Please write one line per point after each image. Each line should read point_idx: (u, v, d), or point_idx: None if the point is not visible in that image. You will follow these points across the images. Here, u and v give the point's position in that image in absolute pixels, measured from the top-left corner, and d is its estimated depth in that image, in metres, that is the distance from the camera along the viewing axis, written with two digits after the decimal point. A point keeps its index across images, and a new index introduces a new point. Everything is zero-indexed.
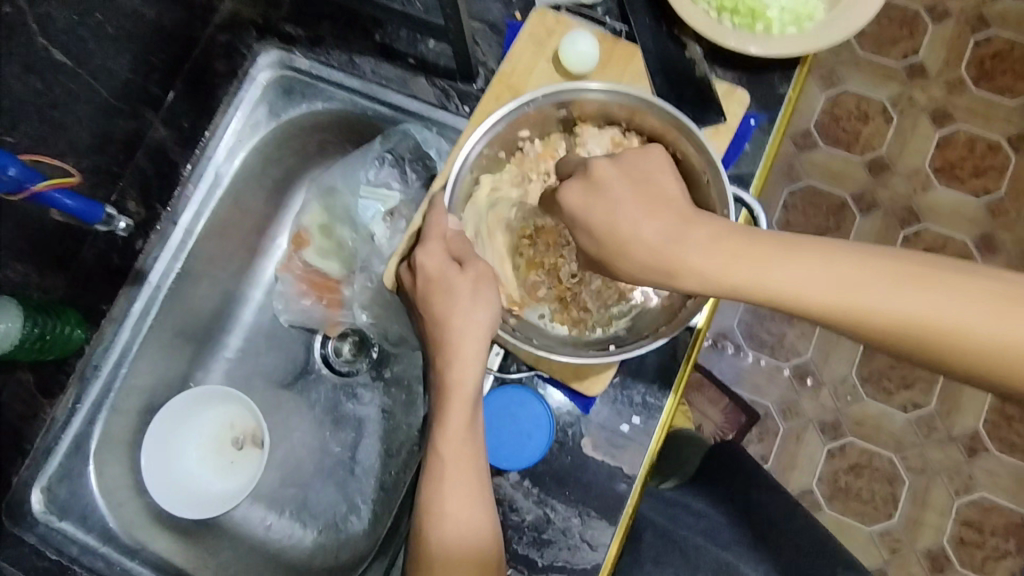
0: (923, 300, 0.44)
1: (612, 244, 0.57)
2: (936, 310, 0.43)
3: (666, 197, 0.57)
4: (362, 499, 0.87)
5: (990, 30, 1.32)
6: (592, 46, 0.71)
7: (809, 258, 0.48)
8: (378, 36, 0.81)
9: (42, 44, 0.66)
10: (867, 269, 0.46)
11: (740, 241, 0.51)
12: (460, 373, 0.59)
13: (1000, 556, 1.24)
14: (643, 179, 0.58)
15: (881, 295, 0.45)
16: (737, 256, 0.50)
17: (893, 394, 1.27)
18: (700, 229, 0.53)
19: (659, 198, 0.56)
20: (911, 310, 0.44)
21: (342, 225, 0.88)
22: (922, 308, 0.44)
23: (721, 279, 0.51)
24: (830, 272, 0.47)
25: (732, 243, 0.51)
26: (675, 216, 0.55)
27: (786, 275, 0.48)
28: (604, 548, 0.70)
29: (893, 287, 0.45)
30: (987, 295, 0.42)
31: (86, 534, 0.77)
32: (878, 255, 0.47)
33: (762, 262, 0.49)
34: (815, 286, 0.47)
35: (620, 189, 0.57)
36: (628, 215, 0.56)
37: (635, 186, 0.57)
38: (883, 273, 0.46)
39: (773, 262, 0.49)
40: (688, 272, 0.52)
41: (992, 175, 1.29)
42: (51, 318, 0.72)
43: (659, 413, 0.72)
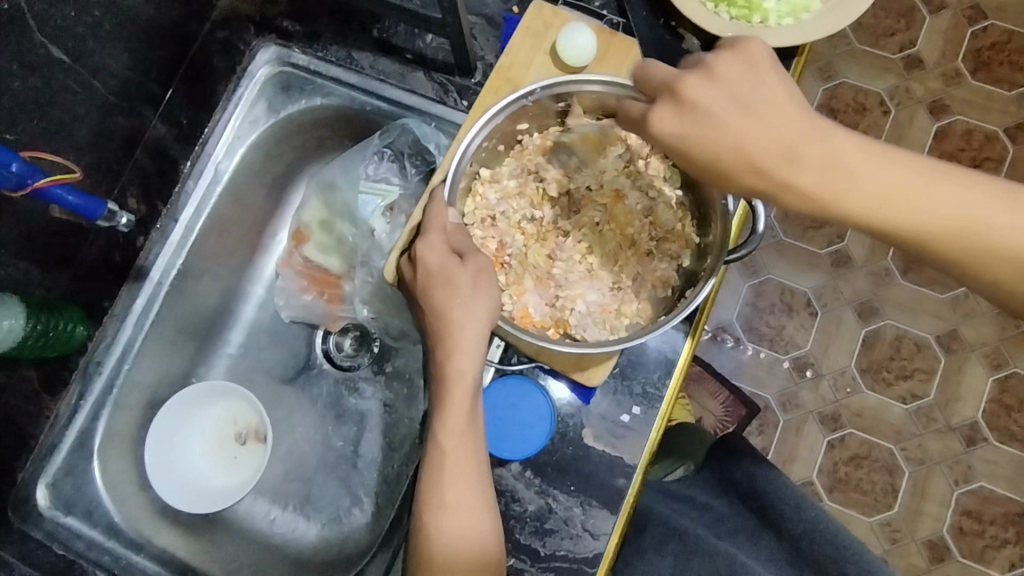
0: (981, 211, 0.50)
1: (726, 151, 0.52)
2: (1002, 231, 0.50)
3: (782, 104, 0.51)
4: (365, 492, 0.88)
5: (986, 22, 1.32)
6: (589, 39, 0.72)
7: (889, 173, 0.50)
8: (376, 31, 0.82)
9: (42, 41, 0.66)
10: (957, 186, 0.50)
11: (845, 159, 0.50)
12: (459, 364, 0.60)
13: (1000, 544, 1.25)
14: (754, 83, 0.51)
15: (962, 206, 0.50)
16: (854, 177, 0.50)
17: (892, 385, 1.28)
18: (831, 148, 0.50)
19: (769, 106, 0.51)
20: (971, 220, 0.50)
21: (342, 221, 0.88)
22: (991, 218, 0.50)
23: (841, 199, 0.50)
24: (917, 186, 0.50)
25: (839, 162, 0.50)
26: (793, 124, 0.51)
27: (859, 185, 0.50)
28: (605, 538, 0.71)
29: (972, 201, 0.50)
30: (998, 201, 0.50)
31: (92, 529, 0.77)
32: (949, 174, 0.51)
33: (895, 187, 0.50)
34: (927, 206, 0.50)
35: (729, 98, 0.51)
36: (752, 129, 0.51)
37: (741, 90, 0.52)
38: (951, 186, 0.50)
39: (871, 176, 0.50)
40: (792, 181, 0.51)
41: (989, 166, 1.30)
42: (54, 316, 0.73)
43: (659, 403, 0.72)
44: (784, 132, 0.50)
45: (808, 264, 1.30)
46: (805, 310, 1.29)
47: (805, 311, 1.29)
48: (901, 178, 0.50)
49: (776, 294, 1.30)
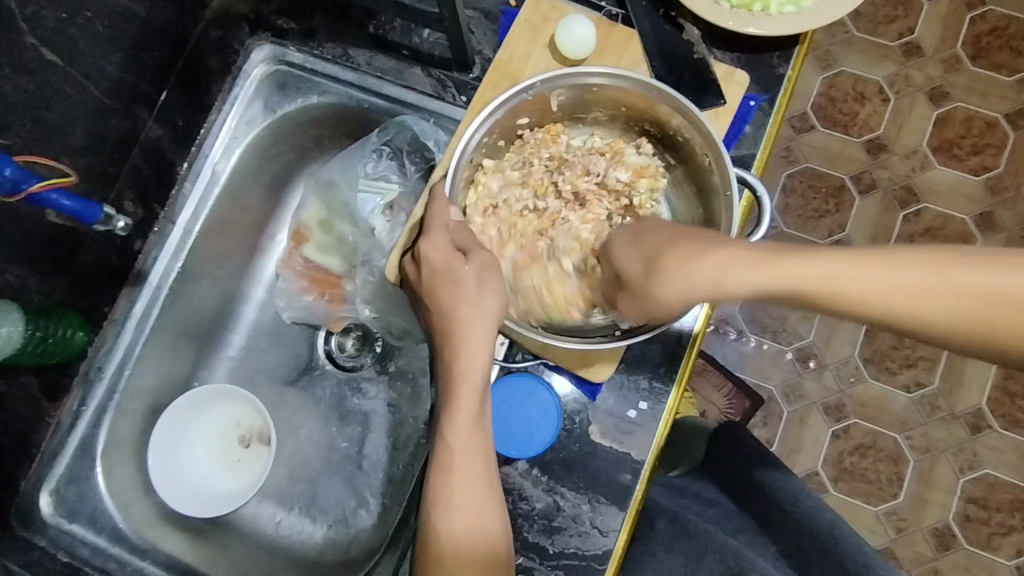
0: (907, 296, 0.40)
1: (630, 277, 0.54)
2: (945, 305, 0.40)
3: (682, 243, 0.51)
4: (370, 493, 0.87)
5: (985, 7, 1.31)
6: (589, 31, 0.71)
7: (794, 264, 0.44)
8: (372, 27, 0.80)
9: (32, 43, 0.65)
10: (885, 269, 0.41)
11: (729, 259, 0.47)
12: (469, 362, 0.59)
13: (1006, 531, 1.25)
14: (668, 233, 0.53)
15: (883, 287, 0.41)
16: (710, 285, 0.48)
17: (896, 374, 1.28)
18: (707, 255, 0.48)
19: (682, 239, 0.51)
20: (899, 306, 0.41)
21: (342, 221, 0.87)
22: (922, 305, 0.40)
23: (726, 294, 0.47)
24: (827, 271, 0.43)
25: (736, 265, 0.47)
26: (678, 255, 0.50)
27: (758, 281, 0.45)
28: (614, 534, 0.71)
29: (896, 287, 0.41)
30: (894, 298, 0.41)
31: (96, 536, 0.77)
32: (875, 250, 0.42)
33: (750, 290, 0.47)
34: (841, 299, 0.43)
35: (638, 255, 0.54)
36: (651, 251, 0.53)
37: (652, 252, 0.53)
38: (885, 272, 0.41)
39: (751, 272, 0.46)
40: (663, 298, 0.51)
41: (991, 153, 1.29)
42: (52, 322, 0.72)
43: (665, 398, 0.72)
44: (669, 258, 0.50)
45: None
46: None
47: None
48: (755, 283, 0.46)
49: None
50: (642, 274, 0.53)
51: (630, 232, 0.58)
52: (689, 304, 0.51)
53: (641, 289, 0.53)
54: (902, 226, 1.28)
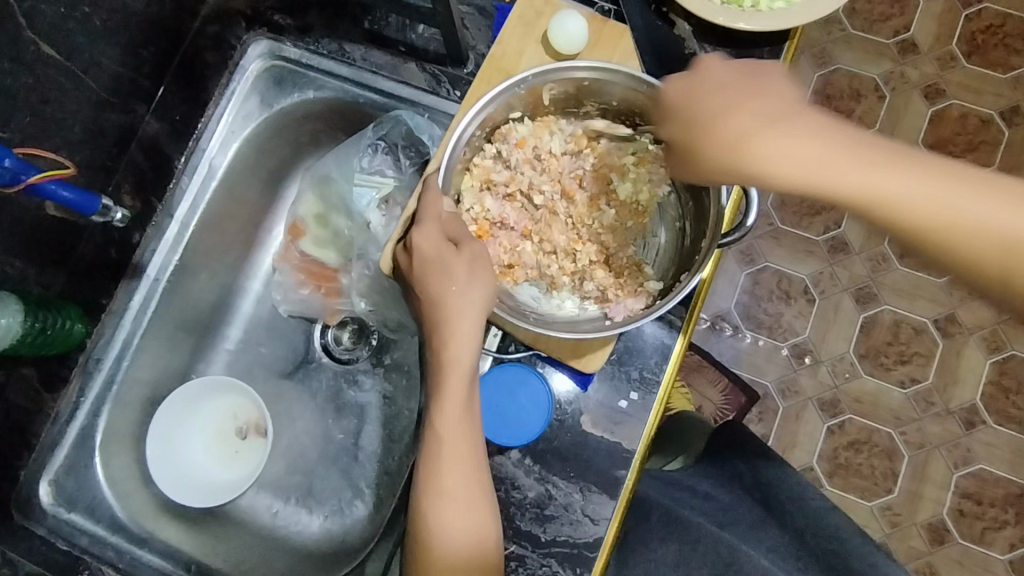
0: (971, 210, 0.46)
1: (698, 130, 0.56)
2: (1000, 222, 0.46)
3: (764, 102, 0.54)
4: (366, 484, 0.88)
5: (980, 5, 1.32)
6: (581, 27, 0.72)
7: (878, 166, 0.49)
8: (368, 23, 0.81)
9: (32, 37, 0.66)
10: (947, 179, 0.48)
11: (834, 138, 0.51)
12: (457, 350, 0.60)
13: (1000, 526, 1.26)
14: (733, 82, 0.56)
15: (964, 197, 0.47)
16: (797, 161, 0.51)
17: (891, 370, 1.29)
18: (787, 129, 0.52)
19: (763, 99, 0.54)
20: (959, 214, 0.47)
21: (338, 215, 0.89)
22: (989, 218, 0.46)
23: (801, 175, 0.51)
24: (920, 165, 0.49)
25: (817, 147, 0.51)
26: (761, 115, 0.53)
27: (850, 176, 0.49)
28: (605, 523, 0.72)
29: (979, 198, 0.47)
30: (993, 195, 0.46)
31: (95, 525, 0.78)
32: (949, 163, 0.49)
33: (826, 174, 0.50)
34: (898, 198, 0.48)
35: (706, 107, 0.56)
36: (710, 104, 0.56)
37: (716, 87, 0.56)
38: (947, 186, 0.47)
39: (835, 151, 0.50)
40: (758, 165, 0.52)
41: (985, 150, 1.30)
42: (51, 313, 0.73)
43: (656, 389, 0.73)
44: (739, 117, 0.54)
45: (805, 251, 1.30)
46: (803, 297, 1.30)
47: (803, 298, 1.30)
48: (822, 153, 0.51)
49: (773, 281, 1.30)
50: (705, 124, 0.56)
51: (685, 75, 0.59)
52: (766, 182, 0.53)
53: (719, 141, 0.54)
54: None
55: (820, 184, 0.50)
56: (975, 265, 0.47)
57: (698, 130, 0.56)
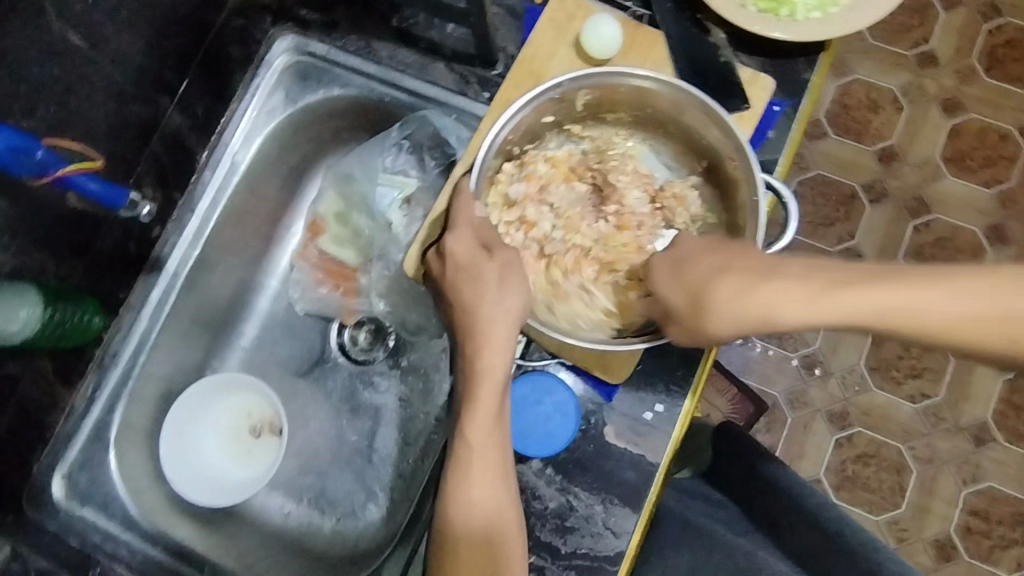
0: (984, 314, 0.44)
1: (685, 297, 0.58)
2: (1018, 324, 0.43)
3: (746, 262, 0.55)
4: (379, 487, 0.87)
5: (1002, 19, 1.31)
6: (616, 31, 0.71)
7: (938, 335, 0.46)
8: (396, 20, 0.80)
9: (59, 26, 0.65)
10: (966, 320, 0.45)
11: (784, 276, 0.52)
12: (490, 360, 0.59)
13: (1007, 545, 1.24)
14: (705, 251, 0.59)
15: (997, 301, 0.44)
16: (814, 304, 0.50)
17: (902, 384, 1.27)
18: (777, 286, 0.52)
19: (733, 260, 0.56)
20: (972, 313, 0.45)
21: (359, 214, 0.87)
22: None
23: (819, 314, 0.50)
24: (945, 279, 0.46)
25: (788, 293, 0.51)
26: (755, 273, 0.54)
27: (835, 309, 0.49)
28: (627, 536, 0.70)
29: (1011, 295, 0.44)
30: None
31: (108, 522, 0.77)
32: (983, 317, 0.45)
33: (852, 309, 0.48)
34: (909, 303, 0.46)
35: (686, 282, 0.58)
36: (695, 273, 0.58)
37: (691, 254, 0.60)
38: (961, 288, 0.45)
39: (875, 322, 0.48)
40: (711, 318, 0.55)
41: (1004, 165, 1.28)
42: (70, 307, 0.71)
43: (682, 401, 0.71)
44: (733, 279, 0.54)
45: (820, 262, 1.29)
46: None
47: None
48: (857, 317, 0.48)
49: None
50: (700, 254, 0.59)
51: (670, 262, 0.61)
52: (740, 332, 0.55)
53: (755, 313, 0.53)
54: (913, 237, 1.28)
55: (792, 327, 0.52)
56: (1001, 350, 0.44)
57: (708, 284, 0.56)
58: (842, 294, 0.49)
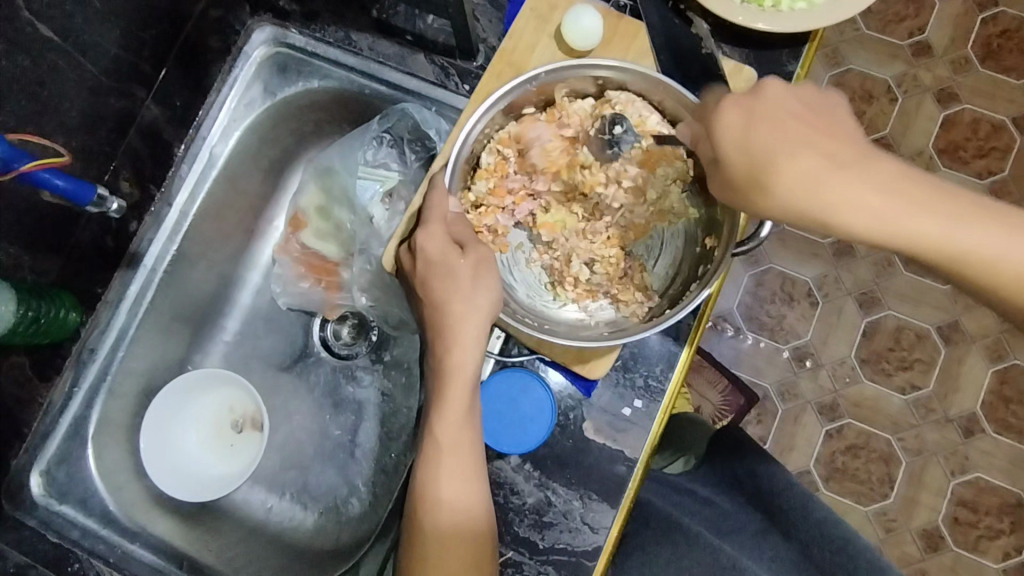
0: (1008, 246, 0.49)
1: (764, 170, 0.54)
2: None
3: (832, 134, 0.54)
4: (362, 481, 0.87)
5: (997, 8, 1.29)
6: (596, 23, 0.69)
7: (977, 249, 0.50)
8: (376, 11, 0.78)
9: (28, 17, 0.64)
10: (1015, 241, 0.49)
11: (895, 178, 0.51)
12: (460, 357, 0.59)
13: (995, 535, 1.25)
14: (792, 119, 0.54)
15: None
16: (881, 202, 0.50)
17: (892, 375, 1.27)
18: (851, 173, 0.51)
19: (828, 139, 0.53)
20: (1001, 247, 0.49)
21: (340, 207, 0.86)
22: None
23: (882, 221, 0.50)
24: (988, 211, 0.51)
25: (861, 182, 0.51)
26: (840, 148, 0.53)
27: (912, 219, 0.50)
28: (605, 531, 0.71)
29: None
30: None
31: (86, 517, 0.77)
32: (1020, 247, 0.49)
33: (911, 229, 0.50)
34: (952, 227, 0.50)
35: (785, 143, 0.53)
36: (765, 133, 0.54)
37: (770, 112, 0.55)
38: (994, 220, 0.50)
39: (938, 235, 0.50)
40: (846, 205, 0.51)
41: (996, 156, 1.28)
42: (44, 302, 0.71)
43: (661, 397, 0.71)
44: (803, 154, 0.52)
45: (810, 254, 1.28)
46: (806, 300, 1.28)
47: (806, 301, 1.28)
48: (927, 222, 0.50)
49: (777, 283, 1.29)
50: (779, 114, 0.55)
51: (748, 106, 0.56)
52: (786, 218, 0.54)
53: (823, 202, 0.51)
54: None
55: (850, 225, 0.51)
56: (1003, 287, 0.50)
57: (768, 146, 0.54)
58: (912, 203, 0.50)
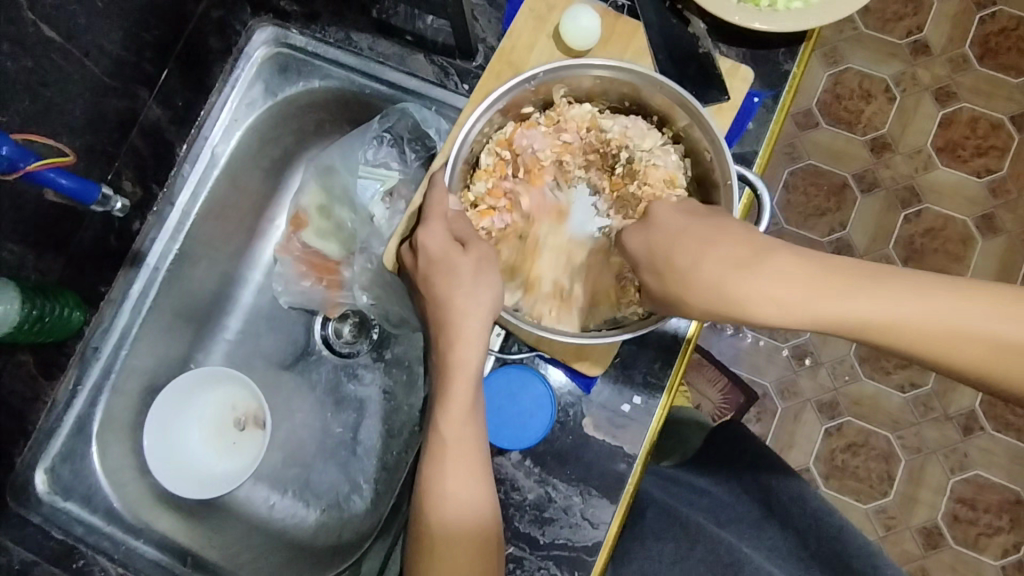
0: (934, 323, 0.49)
1: (672, 278, 0.59)
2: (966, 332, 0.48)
3: (726, 242, 0.57)
4: (364, 479, 0.88)
5: (994, 7, 1.30)
6: (594, 22, 0.70)
7: (904, 325, 0.50)
8: (376, 11, 0.79)
9: (32, 19, 0.64)
10: (938, 310, 0.49)
11: (800, 273, 0.54)
12: (462, 353, 0.60)
13: (994, 532, 1.26)
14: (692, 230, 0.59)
15: (951, 311, 0.49)
16: (790, 300, 0.53)
17: (891, 373, 1.28)
18: (756, 276, 0.55)
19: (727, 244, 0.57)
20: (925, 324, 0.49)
21: (341, 206, 0.87)
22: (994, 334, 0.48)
23: (798, 312, 0.53)
24: (907, 289, 0.51)
25: (767, 281, 0.55)
26: (737, 248, 0.57)
27: (829, 306, 0.52)
28: (605, 526, 0.71)
29: (962, 308, 0.49)
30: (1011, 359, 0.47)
31: (91, 515, 0.77)
32: (952, 317, 0.49)
33: (832, 314, 0.52)
34: (865, 307, 0.51)
35: (694, 262, 0.58)
36: (678, 250, 0.59)
37: (672, 232, 0.60)
38: (911, 294, 0.50)
39: (860, 317, 0.51)
40: (747, 303, 0.55)
41: (995, 155, 1.28)
42: (48, 301, 0.72)
43: (660, 393, 0.72)
44: (707, 266, 0.57)
45: None
46: None
47: None
48: (840, 309, 0.52)
49: None
50: (675, 230, 0.60)
51: (675, 209, 0.62)
52: (710, 318, 0.59)
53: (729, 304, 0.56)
54: (904, 227, 1.28)
55: (770, 320, 0.55)
56: (955, 358, 0.49)
57: (671, 259, 0.59)
58: (811, 297, 0.53)
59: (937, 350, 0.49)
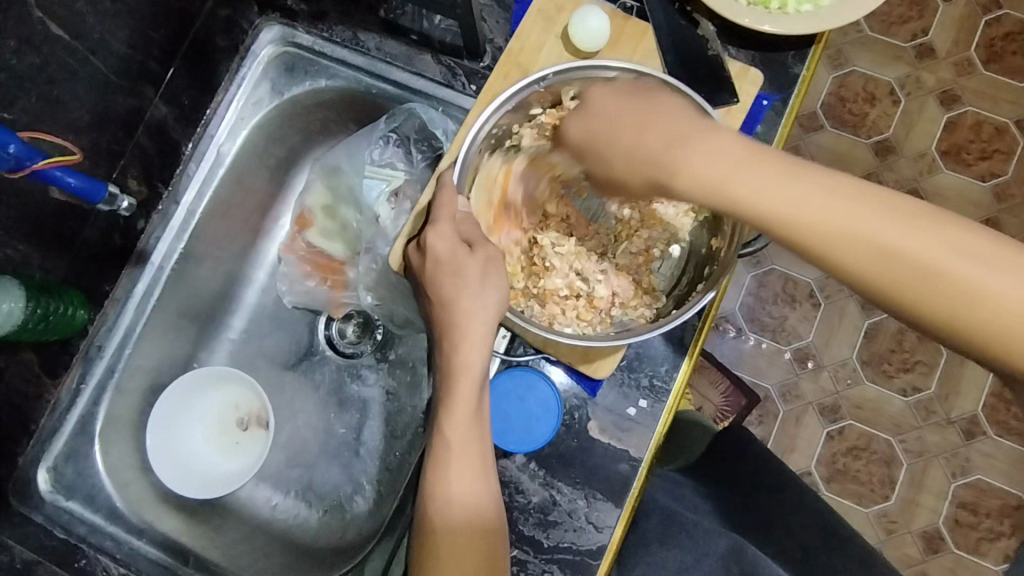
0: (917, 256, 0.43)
1: (614, 142, 0.55)
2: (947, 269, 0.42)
3: (678, 124, 0.52)
4: (366, 480, 0.87)
5: (1001, 11, 1.29)
6: (603, 23, 0.70)
7: (854, 237, 0.44)
8: (383, 11, 0.78)
9: (39, 16, 0.64)
10: (916, 229, 0.43)
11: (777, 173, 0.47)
12: (467, 356, 0.59)
13: (995, 537, 1.25)
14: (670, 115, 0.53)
15: (903, 232, 0.43)
16: (731, 175, 0.48)
17: (894, 377, 1.28)
18: (691, 151, 0.50)
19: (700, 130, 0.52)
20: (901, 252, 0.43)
21: (346, 206, 0.87)
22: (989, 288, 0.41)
23: (735, 198, 0.48)
24: (897, 211, 0.44)
25: (712, 160, 0.49)
26: (684, 126, 0.52)
27: (782, 195, 0.46)
28: (609, 530, 0.71)
29: (947, 247, 0.42)
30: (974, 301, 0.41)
31: (93, 514, 0.77)
32: (904, 239, 0.43)
33: (773, 205, 0.47)
34: (817, 206, 0.45)
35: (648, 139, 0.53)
36: (622, 113, 0.55)
37: (617, 108, 0.56)
38: (869, 203, 0.44)
39: (796, 219, 0.46)
40: (679, 173, 0.50)
41: (999, 158, 1.28)
42: (52, 299, 0.71)
43: (666, 397, 0.72)
44: (654, 136, 0.53)
45: None
46: (808, 301, 1.29)
47: (808, 302, 1.29)
48: (791, 206, 0.46)
49: (779, 284, 1.29)
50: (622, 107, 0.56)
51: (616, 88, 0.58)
52: (644, 183, 0.54)
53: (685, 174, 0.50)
54: None
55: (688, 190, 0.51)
56: (924, 306, 0.43)
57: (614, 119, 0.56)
58: (784, 197, 0.46)
59: (881, 277, 0.44)
